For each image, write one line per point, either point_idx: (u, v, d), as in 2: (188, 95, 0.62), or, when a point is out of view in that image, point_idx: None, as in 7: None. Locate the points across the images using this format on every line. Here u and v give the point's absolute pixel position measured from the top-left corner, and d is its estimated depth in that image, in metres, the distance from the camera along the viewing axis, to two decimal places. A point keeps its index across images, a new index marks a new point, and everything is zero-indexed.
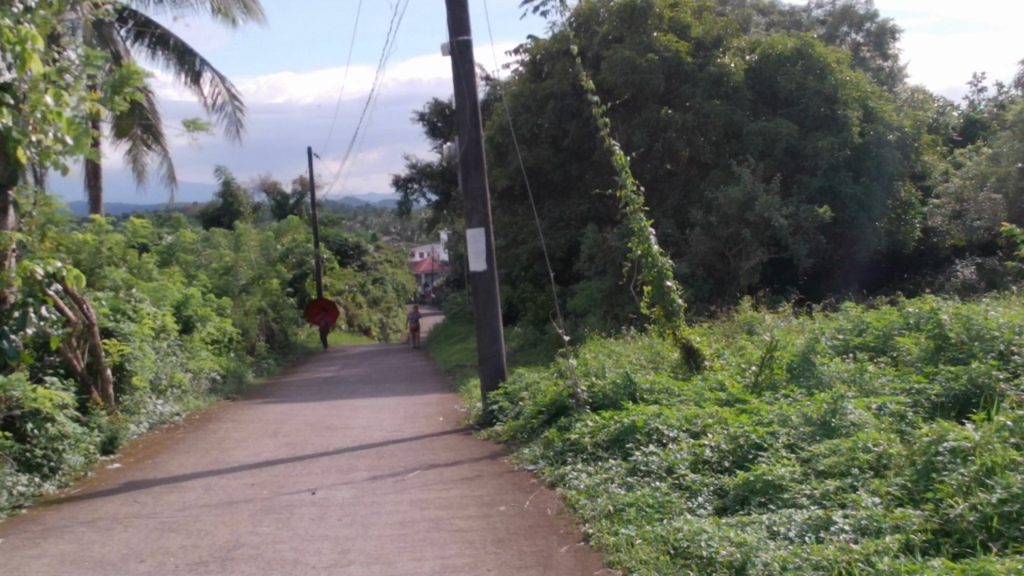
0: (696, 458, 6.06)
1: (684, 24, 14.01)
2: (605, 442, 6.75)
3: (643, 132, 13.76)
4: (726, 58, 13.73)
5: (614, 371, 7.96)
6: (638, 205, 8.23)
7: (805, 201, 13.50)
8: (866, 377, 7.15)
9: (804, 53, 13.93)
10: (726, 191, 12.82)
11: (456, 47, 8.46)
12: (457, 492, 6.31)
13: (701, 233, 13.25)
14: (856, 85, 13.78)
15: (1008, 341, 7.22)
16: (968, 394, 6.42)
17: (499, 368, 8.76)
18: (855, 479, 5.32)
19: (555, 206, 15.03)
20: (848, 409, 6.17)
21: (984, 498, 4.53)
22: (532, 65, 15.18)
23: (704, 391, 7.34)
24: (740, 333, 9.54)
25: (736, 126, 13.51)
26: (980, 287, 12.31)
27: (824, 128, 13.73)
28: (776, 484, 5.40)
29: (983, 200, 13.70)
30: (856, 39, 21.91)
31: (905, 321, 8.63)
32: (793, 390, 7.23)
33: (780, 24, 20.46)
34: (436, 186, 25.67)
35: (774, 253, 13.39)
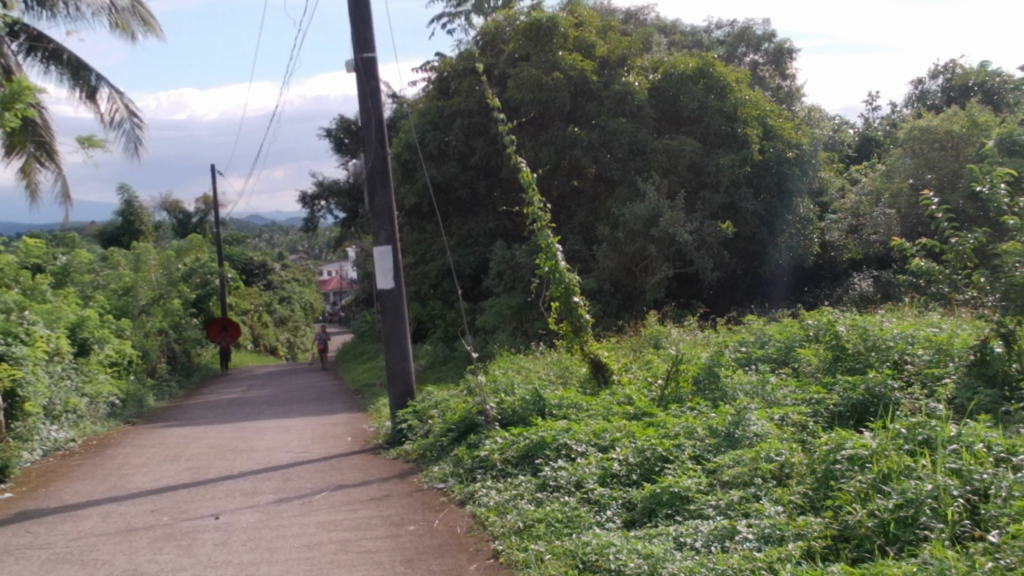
0: (605, 472, 6.10)
1: (589, 43, 14.20)
2: (515, 458, 6.76)
3: (550, 149, 13.88)
4: (631, 76, 13.90)
5: (523, 387, 7.98)
6: (545, 222, 8.30)
7: (708, 217, 13.78)
8: (768, 389, 7.32)
9: (705, 72, 14.17)
10: (632, 208, 13.00)
11: (360, 64, 8.41)
12: (365, 512, 6.24)
13: (608, 249, 13.38)
14: (756, 104, 14.18)
15: (902, 351, 7.52)
16: (866, 403, 6.62)
17: (408, 387, 8.70)
18: (758, 489, 5.44)
19: (464, 223, 15.04)
20: (751, 420, 6.32)
21: (881, 504, 4.68)
22: (438, 82, 15.23)
23: (612, 405, 7.42)
24: (647, 347, 9.67)
25: (641, 143, 13.67)
26: (877, 298, 12.75)
27: (726, 146, 14.09)
28: (683, 495, 5.50)
29: (877, 215, 14.24)
30: (754, 59, 22.59)
31: (805, 333, 8.87)
32: (698, 403, 7.37)
33: (680, 43, 20.91)
34: (343, 204, 25.46)
35: (679, 268, 13.63)
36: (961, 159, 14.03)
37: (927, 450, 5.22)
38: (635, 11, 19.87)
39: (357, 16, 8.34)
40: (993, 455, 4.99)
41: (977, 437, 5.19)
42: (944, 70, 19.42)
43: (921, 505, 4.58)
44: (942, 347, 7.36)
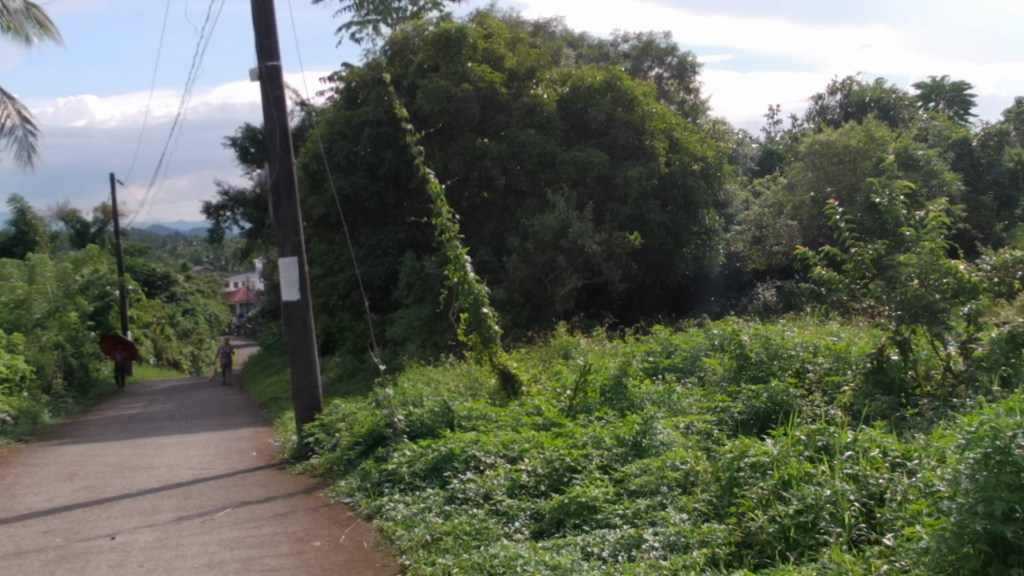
0: (513, 483, 6.11)
1: (498, 55, 14.30)
2: (423, 471, 6.71)
3: (460, 160, 13.83)
4: (540, 89, 14.03)
5: (432, 400, 7.95)
6: (453, 233, 8.29)
7: (617, 228, 13.95)
8: (674, 398, 7.42)
9: (612, 85, 14.32)
10: (542, 219, 13.06)
11: (264, 72, 8.28)
12: (269, 529, 6.12)
13: (518, 260, 13.42)
14: (662, 117, 14.39)
15: (803, 359, 7.72)
16: (768, 411, 6.77)
17: (314, 400, 8.58)
18: (664, 497, 5.51)
19: (373, 234, 14.89)
20: (657, 429, 6.40)
21: (781, 510, 4.80)
22: (346, 92, 15.11)
23: (521, 416, 7.45)
24: (556, 358, 9.72)
25: (549, 155, 13.70)
26: (780, 308, 13.08)
27: (634, 158, 14.28)
28: (590, 505, 5.53)
29: (780, 227, 14.64)
30: (659, 72, 23.00)
31: (710, 343, 9.02)
32: (606, 413, 7.43)
33: (587, 57, 21.12)
34: (249, 214, 25.01)
35: (588, 278, 13.75)
36: (859, 173, 14.51)
37: (826, 456, 5.38)
38: (543, 23, 20.03)
39: (260, 23, 8.20)
40: (889, 460, 5.17)
41: (873, 443, 5.37)
42: (842, 86, 19.91)
43: (820, 510, 4.73)
44: (841, 354, 7.59)
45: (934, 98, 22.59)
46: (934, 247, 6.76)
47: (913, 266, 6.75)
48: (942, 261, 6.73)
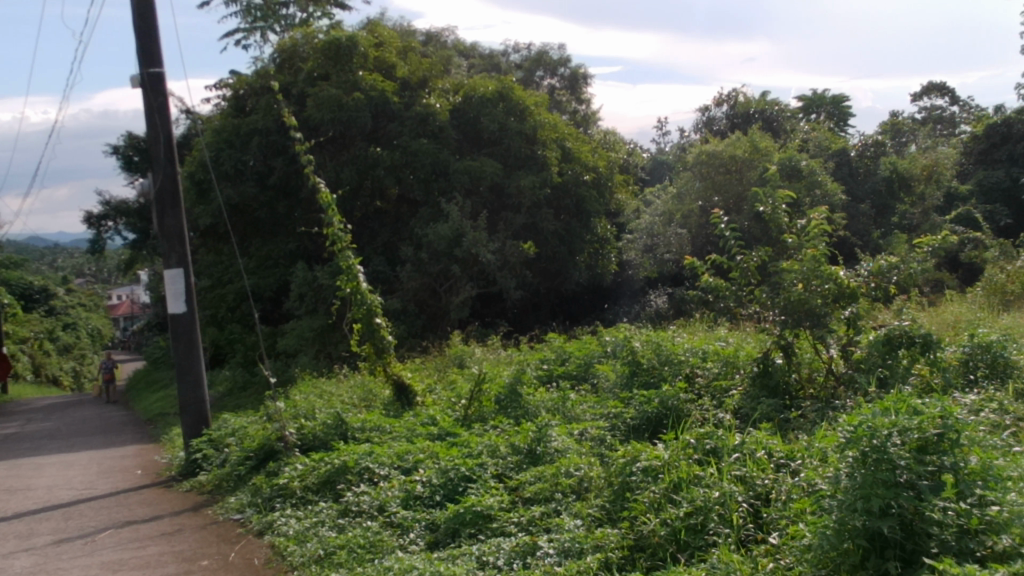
0: (408, 494, 6.06)
1: (389, 64, 14.20)
2: (315, 485, 6.60)
3: (352, 169, 13.56)
4: (432, 98, 14.01)
5: (324, 412, 7.84)
6: (345, 243, 8.19)
7: (511, 237, 14.07)
8: (568, 405, 7.51)
9: (504, 95, 14.52)
10: (435, 228, 13.02)
11: (147, 79, 8.06)
12: (154, 549, 5.93)
13: (412, 269, 13.33)
14: (553, 126, 14.66)
15: (692, 365, 7.89)
16: (659, 416, 6.90)
17: (202, 415, 8.37)
18: (558, 504, 5.56)
19: (263, 244, 14.61)
20: (552, 436, 6.47)
21: (672, 513, 4.89)
22: (234, 100, 14.80)
23: (416, 427, 7.41)
24: (451, 367, 9.70)
25: (442, 164, 13.70)
26: (671, 315, 13.36)
27: (526, 168, 14.43)
28: (485, 514, 5.53)
29: (670, 235, 14.96)
30: (551, 83, 23.22)
31: (603, 350, 9.15)
32: (501, 421, 7.45)
33: (478, 68, 21.21)
34: (133, 225, 24.25)
35: (483, 287, 13.79)
36: (745, 182, 14.87)
37: (715, 458, 5.52)
38: (435, 33, 20.01)
39: (142, 29, 7.98)
40: (774, 461, 5.36)
41: (758, 445, 5.56)
42: (728, 98, 20.41)
43: (709, 512, 4.85)
44: (730, 359, 7.78)
45: (814, 110, 23.38)
46: (815, 253, 7.02)
47: (795, 272, 7.00)
48: (823, 268, 6.99)
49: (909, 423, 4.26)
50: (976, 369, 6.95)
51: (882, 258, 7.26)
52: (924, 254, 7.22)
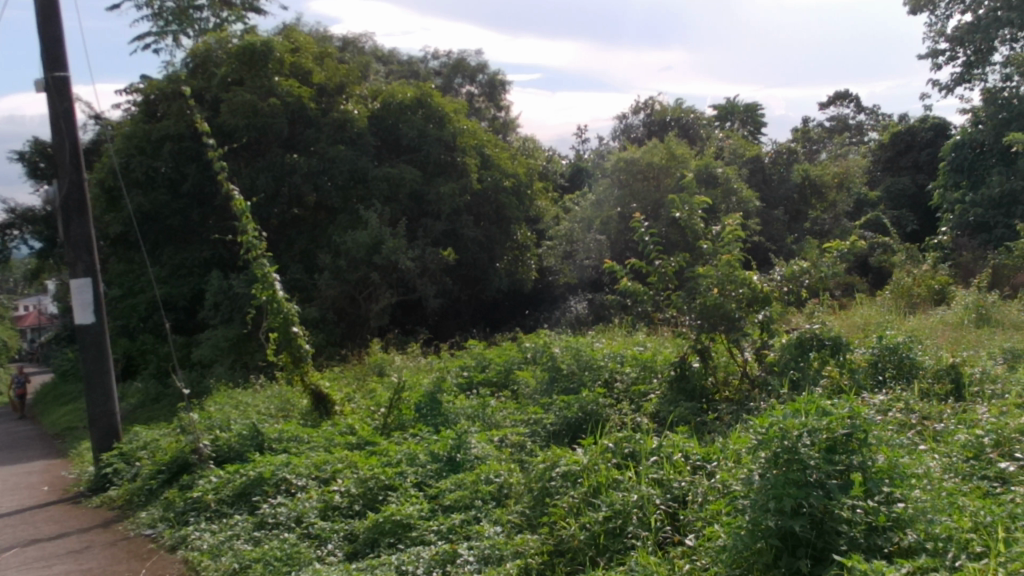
0: (326, 505, 5.97)
1: (305, 70, 13.96)
2: (230, 497, 6.47)
3: (267, 176, 13.32)
4: (350, 105, 13.99)
5: (240, 422, 7.70)
6: (260, 251, 8.05)
7: (430, 244, 14.05)
8: (489, 412, 7.51)
9: (423, 102, 14.56)
10: (354, 235, 12.91)
11: (51, 83, 7.82)
12: (61, 568, 5.75)
13: (330, 277, 13.16)
14: (472, 133, 14.81)
15: (611, 370, 7.97)
16: (579, 421, 6.95)
17: (113, 428, 8.15)
18: (478, 511, 5.54)
19: (176, 253, 14.29)
20: (472, 443, 6.48)
21: (591, 517, 4.92)
22: (144, 105, 14.40)
23: (334, 436, 7.33)
24: (370, 376, 9.61)
25: (360, 171, 13.64)
26: (592, 320, 13.52)
27: (446, 175, 14.53)
28: (405, 523, 5.49)
29: (590, 241, 15.18)
30: (470, 89, 23.21)
31: (523, 356, 9.16)
32: (420, 429, 7.40)
33: (396, 75, 21.09)
34: (39, 233, 23.50)
35: (402, 295, 13.75)
36: (662, 189, 14.85)
37: (632, 462, 5.61)
38: (353, 39, 19.84)
39: (45, 31, 7.74)
40: (691, 463, 5.48)
41: (675, 448, 5.66)
42: (645, 106, 20.66)
43: (627, 515, 4.91)
44: (648, 364, 7.93)
45: (729, 118, 23.83)
46: (730, 259, 7.15)
47: (711, 277, 7.12)
48: (737, 273, 7.13)
49: (818, 423, 4.39)
50: (885, 370, 7.16)
51: (795, 263, 7.43)
52: (835, 258, 7.40)
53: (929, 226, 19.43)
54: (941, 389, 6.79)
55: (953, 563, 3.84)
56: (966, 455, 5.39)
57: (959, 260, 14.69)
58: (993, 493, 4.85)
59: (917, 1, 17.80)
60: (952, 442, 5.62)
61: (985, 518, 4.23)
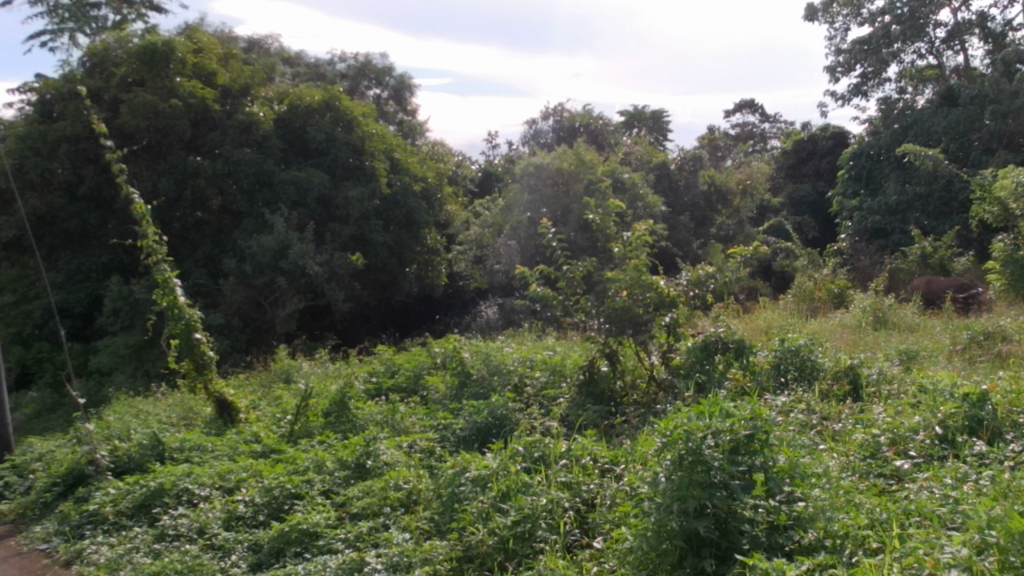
0: (229, 515, 5.83)
1: (209, 71, 13.62)
2: (129, 510, 6.24)
3: (169, 179, 12.97)
4: (256, 107, 13.76)
5: (140, 432, 7.49)
6: (161, 256, 7.84)
7: (338, 249, 13.87)
8: (398, 418, 7.45)
9: (331, 105, 14.52)
10: (260, 240, 12.70)
11: None
12: None
13: (235, 282, 12.88)
14: (381, 138, 14.76)
15: (521, 375, 8.02)
16: (489, 426, 6.96)
17: (4, 439, 7.84)
18: (387, 518, 5.48)
19: (72, 257, 13.84)
20: (381, 449, 6.44)
21: (500, 522, 4.92)
22: (38, 105, 13.87)
23: (239, 444, 7.19)
24: (277, 382, 9.43)
25: (266, 175, 13.50)
26: (502, 324, 13.56)
27: (354, 179, 14.43)
28: (312, 532, 5.39)
29: (500, 246, 15.29)
30: (377, 93, 23.04)
31: (432, 361, 9.10)
32: (328, 435, 7.28)
33: (303, 77, 20.81)
34: None
35: (310, 300, 13.58)
36: (571, 194, 14.89)
37: (542, 466, 5.66)
38: (258, 40, 19.50)
39: None
40: (599, 466, 5.58)
41: (584, 451, 5.76)
42: (554, 111, 20.82)
43: (536, 520, 4.94)
44: (557, 368, 8.03)
45: (636, 124, 24.17)
46: (638, 263, 7.25)
47: (619, 280, 7.23)
48: (645, 276, 7.23)
49: (721, 425, 4.48)
50: (787, 371, 7.35)
51: (700, 268, 7.56)
52: (739, 263, 7.57)
53: (828, 232, 20.03)
54: (840, 390, 6.97)
55: (850, 559, 3.97)
56: (864, 454, 5.55)
57: (858, 264, 15.17)
58: (889, 490, 5.01)
59: (813, 10, 18.33)
60: (850, 442, 5.78)
61: (881, 515, 4.37)
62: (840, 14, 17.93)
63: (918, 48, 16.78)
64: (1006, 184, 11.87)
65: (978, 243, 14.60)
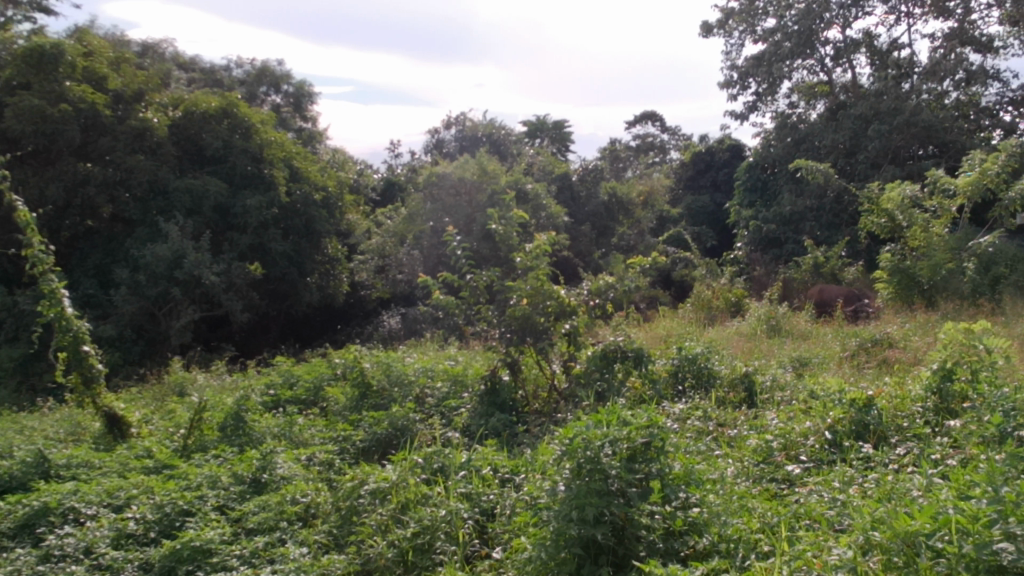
0: (118, 533, 5.56)
1: (100, 75, 13.12)
2: (10, 530, 5.91)
3: (58, 186, 12.44)
4: (149, 113, 13.35)
5: (23, 449, 7.20)
6: (47, 267, 7.53)
7: (236, 258, 13.63)
8: (296, 430, 7.33)
9: (228, 112, 14.24)
10: (153, 249, 12.41)
11: None
12: None
13: (128, 292, 12.49)
14: (281, 146, 14.56)
15: (422, 386, 8.00)
16: (389, 437, 6.92)
17: None
18: (284, 533, 5.32)
19: None
20: (278, 463, 6.34)
21: (399, 535, 4.88)
22: None
23: (129, 460, 6.98)
24: (171, 396, 9.17)
25: (161, 182, 13.36)
26: (403, 335, 13.50)
27: (252, 187, 14.23)
28: (205, 548, 5.08)
29: (402, 256, 15.26)
30: (275, 99, 22.67)
31: (331, 371, 8.98)
32: (224, 449, 7.10)
33: (198, 83, 20.38)
34: None
35: (206, 311, 13.29)
36: (474, 204, 14.87)
37: (442, 477, 5.68)
38: (152, 44, 18.98)
39: None
40: (499, 476, 5.61)
41: (485, 461, 5.79)
42: (457, 121, 20.86)
43: (436, 531, 4.93)
44: (459, 379, 8.09)
45: (539, 135, 24.35)
46: (539, 273, 7.28)
47: (520, 289, 7.23)
48: (546, 286, 7.26)
49: (618, 433, 4.51)
50: (684, 380, 7.54)
51: (600, 278, 7.63)
52: (637, 273, 7.70)
53: (726, 242, 20.52)
54: (736, 397, 7.13)
55: (742, 563, 4.08)
56: (757, 459, 5.69)
57: (753, 273, 15.54)
58: (780, 494, 5.15)
59: (709, 27, 18.81)
60: (744, 447, 5.92)
61: (772, 518, 4.50)
62: (736, 30, 18.38)
63: (809, 64, 17.31)
64: (895, 197, 12.24)
65: (867, 253, 15.11)
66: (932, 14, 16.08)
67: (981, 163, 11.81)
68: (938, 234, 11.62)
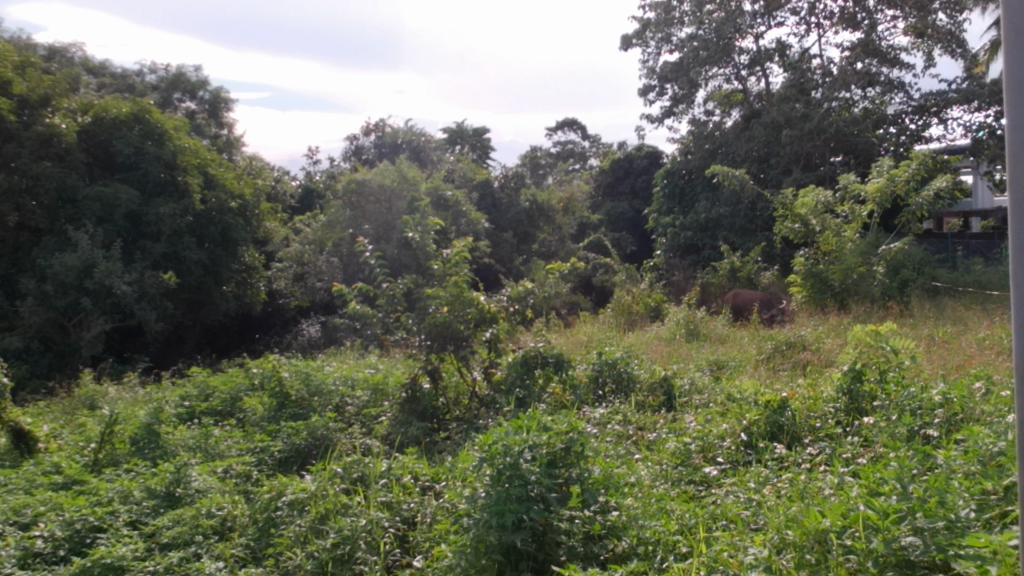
0: (25, 552, 5.34)
1: (5, 80, 12.52)
2: None
3: None
4: (57, 118, 12.95)
5: None
6: None
7: (149, 267, 13.32)
8: (212, 442, 7.19)
9: (140, 118, 13.92)
10: (62, 258, 12.05)
11: None
12: None
13: (35, 303, 12.10)
14: (195, 152, 14.28)
15: (342, 395, 7.92)
16: (308, 447, 6.85)
17: None
18: (199, 547, 5.12)
19: None
20: (192, 476, 6.21)
21: (318, 546, 4.82)
22: None
23: (36, 476, 6.76)
24: (81, 410, 8.89)
25: (70, 190, 12.96)
26: (322, 344, 13.38)
27: (166, 194, 13.97)
28: (115, 566, 4.82)
29: (321, 264, 15.24)
30: (189, 105, 22.22)
31: (249, 382, 8.84)
32: (136, 463, 6.90)
33: (109, 87, 20.17)
34: None
35: (118, 321, 12.90)
36: (393, 211, 14.78)
37: (361, 486, 5.63)
38: (61, 48, 18.43)
39: None
40: (419, 484, 5.58)
41: (405, 470, 5.76)
42: (376, 128, 20.73)
43: (356, 541, 4.87)
44: (378, 387, 8.03)
45: (459, 142, 24.32)
46: (458, 280, 7.27)
47: (440, 297, 7.21)
48: (465, 293, 7.28)
49: (538, 439, 4.54)
50: (605, 384, 7.58)
51: (521, 285, 7.68)
52: (556, 279, 7.78)
53: (645, 248, 20.80)
54: (655, 401, 7.22)
55: (661, 564, 4.12)
56: (675, 462, 5.76)
57: (672, 279, 15.76)
58: (698, 496, 5.21)
59: (627, 39, 19.08)
60: (662, 450, 5.99)
61: (690, 520, 4.55)
62: (653, 40, 18.68)
63: (723, 73, 17.64)
64: (808, 203, 12.54)
65: (781, 257, 15.44)
66: (841, 25, 16.54)
67: (889, 170, 12.19)
68: (848, 238, 11.94)
